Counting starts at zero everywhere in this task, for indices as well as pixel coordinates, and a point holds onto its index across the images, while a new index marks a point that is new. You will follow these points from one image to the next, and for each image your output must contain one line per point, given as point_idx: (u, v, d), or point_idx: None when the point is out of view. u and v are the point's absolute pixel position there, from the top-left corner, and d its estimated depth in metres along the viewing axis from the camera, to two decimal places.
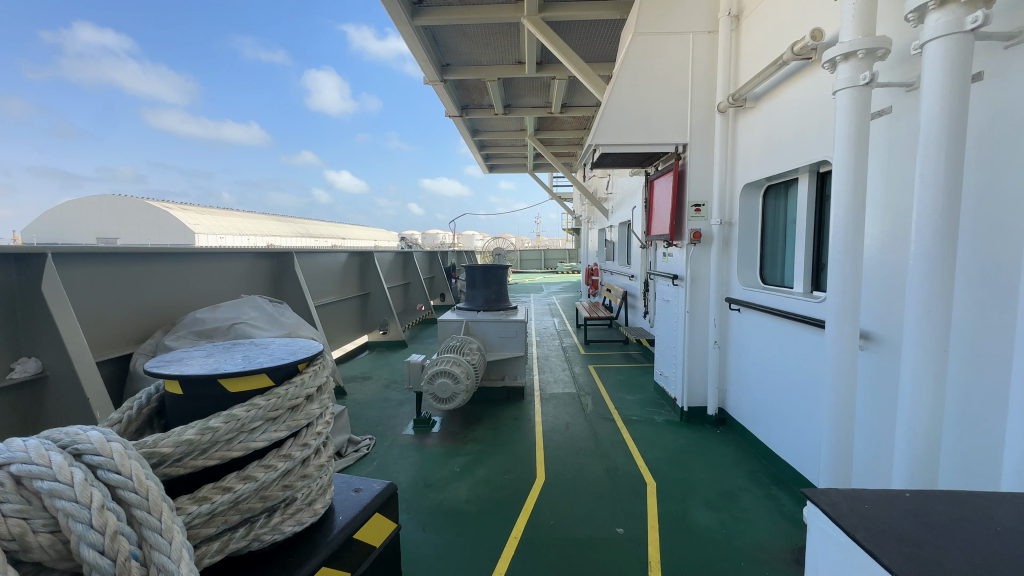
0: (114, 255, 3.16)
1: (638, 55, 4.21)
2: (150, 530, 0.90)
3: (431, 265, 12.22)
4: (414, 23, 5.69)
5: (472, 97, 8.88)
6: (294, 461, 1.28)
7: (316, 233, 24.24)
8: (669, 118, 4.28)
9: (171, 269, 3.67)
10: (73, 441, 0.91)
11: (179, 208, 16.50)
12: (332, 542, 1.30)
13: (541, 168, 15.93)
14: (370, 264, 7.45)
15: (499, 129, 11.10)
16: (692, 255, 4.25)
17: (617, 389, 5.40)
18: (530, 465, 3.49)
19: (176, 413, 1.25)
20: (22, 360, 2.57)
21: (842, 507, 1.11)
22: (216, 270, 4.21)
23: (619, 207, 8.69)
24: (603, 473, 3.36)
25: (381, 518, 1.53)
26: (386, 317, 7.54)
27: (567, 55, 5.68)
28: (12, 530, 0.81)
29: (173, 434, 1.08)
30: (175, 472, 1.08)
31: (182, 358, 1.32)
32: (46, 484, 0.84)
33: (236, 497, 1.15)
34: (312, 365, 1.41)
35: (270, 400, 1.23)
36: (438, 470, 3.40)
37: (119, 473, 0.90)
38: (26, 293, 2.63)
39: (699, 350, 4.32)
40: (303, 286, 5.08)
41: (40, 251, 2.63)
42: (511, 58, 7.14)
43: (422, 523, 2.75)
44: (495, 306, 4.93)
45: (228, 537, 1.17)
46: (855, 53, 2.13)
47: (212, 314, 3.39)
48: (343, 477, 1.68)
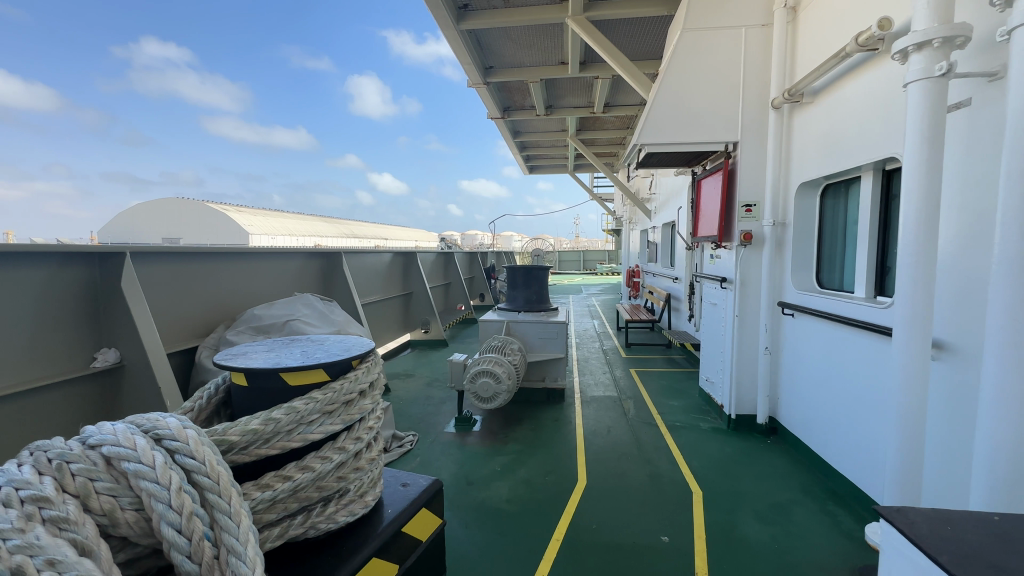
0: (182, 254, 3.38)
1: (687, 52, 4.10)
2: (221, 512, 0.95)
3: (471, 265, 12.38)
4: (459, 27, 5.79)
5: (514, 99, 8.92)
6: (348, 454, 1.33)
7: (360, 233, 25.04)
8: (719, 115, 4.14)
9: (231, 267, 3.88)
10: (154, 427, 0.98)
11: (236, 210, 17.50)
12: (382, 534, 1.34)
13: (581, 168, 15.79)
14: (413, 264, 7.63)
15: (540, 130, 11.09)
16: (742, 256, 4.10)
17: (659, 393, 5.28)
18: (573, 468, 3.47)
19: (241, 404, 1.32)
20: (103, 350, 2.81)
21: (921, 528, 1.04)
22: (272, 268, 4.43)
23: (663, 207, 8.50)
24: (646, 479, 3.30)
25: (427, 513, 1.57)
26: (428, 316, 7.70)
27: (612, 53, 5.60)
28: (104, 506, 0.88)
29: (240, 423, 1.15)
30: (241, 459, 1.15)
31: (247, 352, 1.40)
32: (132, 465, 0.91)
33: (296, 486, 1.20)
34: (364, 362, 1.46)
35: (327, 394, 1.28)
36: (480, 468, 3.44)
37: (194, 458, 0.97)
38: (107, 288, 2.86)
39: (748, 355, 4.16)
40: (351, 285, 5.26)
41: (119, 250, 2.85)
42: (554, 59, 7.12)
43: (465, 520, 2.78)
44: (535, 306, 4.92)
45: (287, 524, 1.23)
46: (930, 42, 1.99)
47: (268, 311, 3.56)
48: (391, 471, 1.73)
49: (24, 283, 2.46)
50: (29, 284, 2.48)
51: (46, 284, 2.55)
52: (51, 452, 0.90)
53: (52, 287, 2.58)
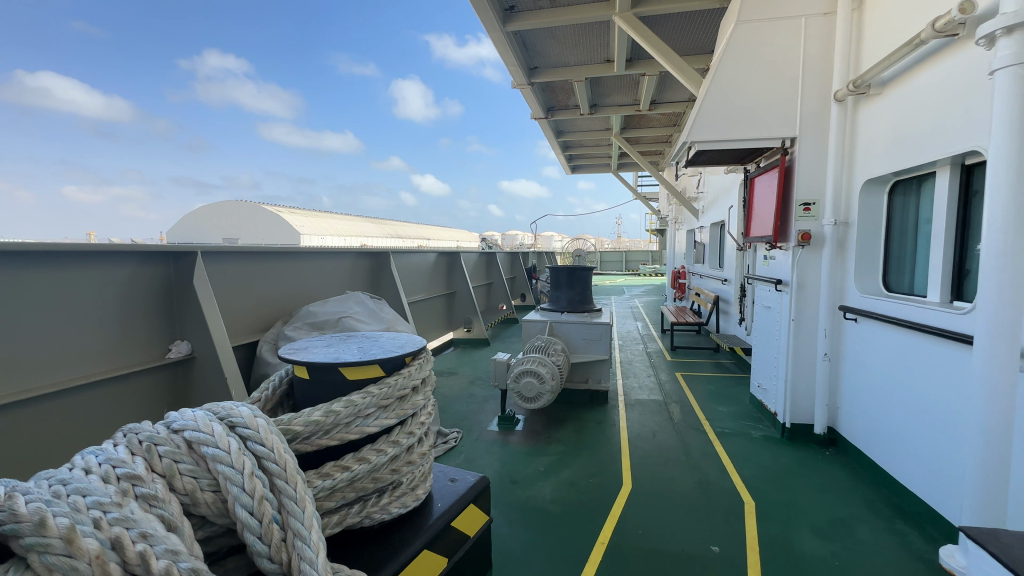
0: (245, 254, 3.59)
1: (741, 45, 3.95)
2: (288, 498, 1.01)
3: (513, 265, 12.43)
4: (505, 29, 5.84)
5: (558, 99, 8.89)
6: (401, 447, 1.37)
7: (404, 234, 25.69)
8: (776, 110, 3.96)
9: (289, 266, 4.09)
10: (228, 415, 1.05)
11: (289, 211, 18.38)
12: (432, 528, 1.38)
13: (625, 168, 15.49)
14: (457, 264, 7.76)
15: (584, 129, 11.00)
16: (800, 257, 3.90)
17: (707, 399, 5.11)
18: (618, 471, 3.42)
19: (303, 395, 1.39)
20: (177, 342, 3.04)
21: (1017, 555, 0.97)
22: (325, 267, 4.62)
23: (712, 206, 8.22)
24: (695, 487, 3.20)
25: (475, 509, 1.59)
26: (470, 315, 7.81)
27: (661, 49, 5.47)
28: (187, 486, 0.95)
29: (304, 414, 1.21)
30: (304, 448, 1.21)
31: (309, 347, 1.47)
32: (210, 449, 0.97)
33: (353, 476, 1.26)
34: (417, 358, 1.50)
35: (383, 389, 1.32)
36: (523, 468, 3.45)
37: (264, 445, 1.03)
38: (179, 285, 3.08)
39: (805, 361, 3.96)
40: (398, 284, 5.41)
41: (191, 250, 3.06)
42: (600, 57, 7.03)
43: (510, 519, 2.81)
44: (579, 307, 4.88)
45: (345, 512, 1.29)
46: (1021, 25, 1.83)
47: (323, 308, 3.72)
48: (440, 466, 1.76)
49: (110, 280, 2.69)
50: (114, 281, 2.71)
51: (129, 281, 2.79)
52: (142, 434, 0.98)
53: (133, 283, 2.82)
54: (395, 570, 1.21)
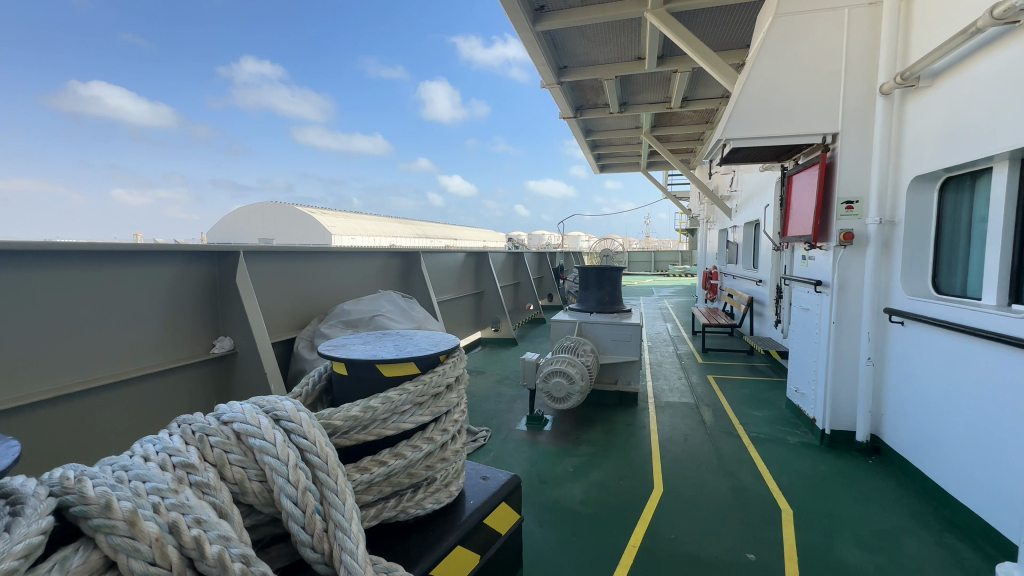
0: (284, 253, 3.71)
1: (779, 39, 3.83)
2: (329, 490, 1.04)
3: (540, 265, 12.42)
4: (535, 29, 5.85)
5: (588, 98, 8.84)
6: (435, 444, 1.39)
7: (432, 234, 26.00)
8: (816, 104, 3.83)
9: (323, 266, 4.21)
10: (273, 408, 1.09)
11: (322, 212, 18.87)
12: (465, 524, 1.40)
13: (654, 166, 15.25)
14: (485, 263, 7.81)
15: (612, 128, 10.89)
16: (841, 257, 3.76)
17: (741, 402, 4.97)
18: (648, 474, 3.37)
19: (341, 391, 1.42)
20: (221, 338, 3.18)
21: None
22: (358, 267, 4.73)
23: (746, 205, 7.99)
24: (729, 492, 3.12)
25: (507, 507, 1.60)
26: (498, 315, 7.84)
27: (694, 44, 5.36)
28: (236, 476, 0.99)
29: (343, 409, 1.24)
30: (343, 442, 1.24)
31: (346, 344, 1.51)
32: (257, 440, 1.01)
33: (390, 470, 1.29)
34: (451, 357, 1.51)
35: (418, 386, 1.34)
36: (552, 468, 3.45)
37: (307, 438, 1.06)
38: (223, 283, 3.21)
39: (846, 365, 3.81)
40: (428, 284, 5.49)
41: (234, 250, 3.19)
42: (630, 55, 6.94)
43: (540, 519, 2.81)
44: (608, 307, 4.83)
45: (381, 506, 1.32)
46: None
47: (356, 306, 3.81)
48: (472, 464, 1.78)
49: (160, 278, 2.84)
50: (163, 279, 2.85)
51: (176, 279, 2.94)
52: (195, 425, 1.03)
53: (180, 281, 2.96)
54: (429, 565, 1.24)
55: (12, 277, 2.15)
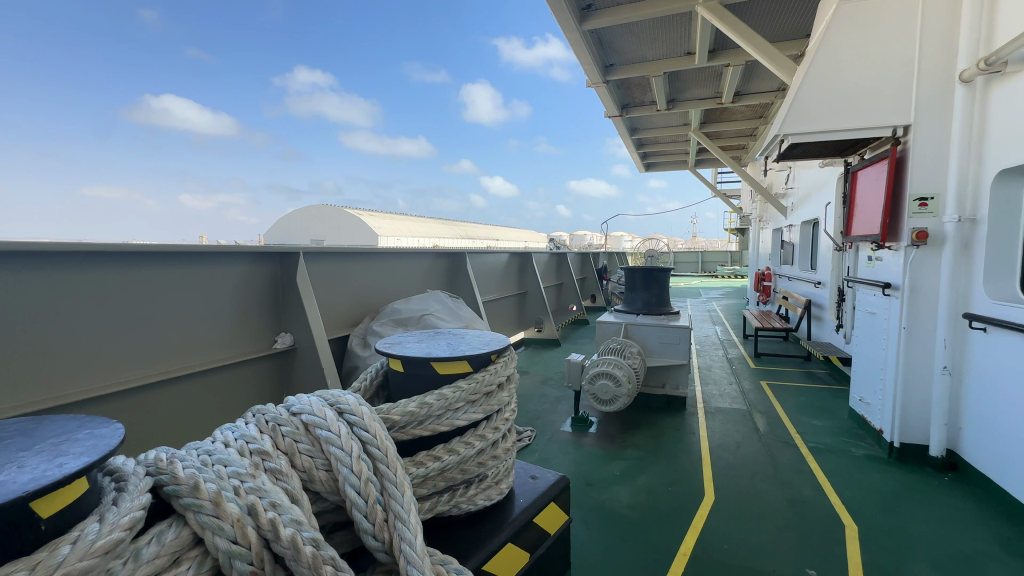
0: (339, 255, 3.88)
1: (844, 27, 3.63)
2: (389, 481, 1.08)
3: (583, 266, 12.32)
4: (581, 28, 5.82)
5: (634, 95, 8.69)
6: (487, 442, 1.41)
7: (475, 235, 26.33)
8: (885, 95, 3.59)
9: (375, 267, 4.36)
10: (337, 402, 1.14)
11: (370, 214, 19.54)
12: (515, 522, 1.41)
13: (702, 164, 14.77)
14: (529, 264, 7.84)
15: (659, 125, 10.65)
16: (913, 258, 3.51)
17: (798, 411, 4.73)
18: (698, 481, 3.27)
19: (397, 387, 1.47)
20: (282, 334, 3.37)
21: None
22: (406, 267, 4.87)
23: (803, 203, 7.59)
24: (786, 504, 2.98)
25: (556, 508, 1.60)
26: (541, 316, 7.85)
27: (749, 37, 5.15)
28: (305, 464, 1.05)
29: (400, 404, 1.29)
30: (401, 436, 1.29)
31: (402, 342, 1.56)
32: (324, 432, 1.07)
33: (444, 465, 1.32)
34: (502, 356, 1.53)
35: (471, 384, 1.37)
36: (598, 470, 3.41)
37: (368, 431, 1.11)
38: (284, 282, 3.41)
39: (919, 374, 3.54)
40: (473, 284, 5.57)
41: (294, 251, 3.38)
42: (679, 51, 6.77)
43: (586, 521, 2.80)
44: (655, 309, 4.74)
45: (436, 500, 1.36)
46: None
47: (406, 305, 3.93)
48: (521, 463, 1.79)
49: (229, 278, 3.05)
50: (232, 279, 3.07)
51: (243, 279, 3.14)
52: (268, 415, 1.10)
53: (246, 281, 3.16)
54: (480, 561, 1.26)
55: (101, 276, 2.37)
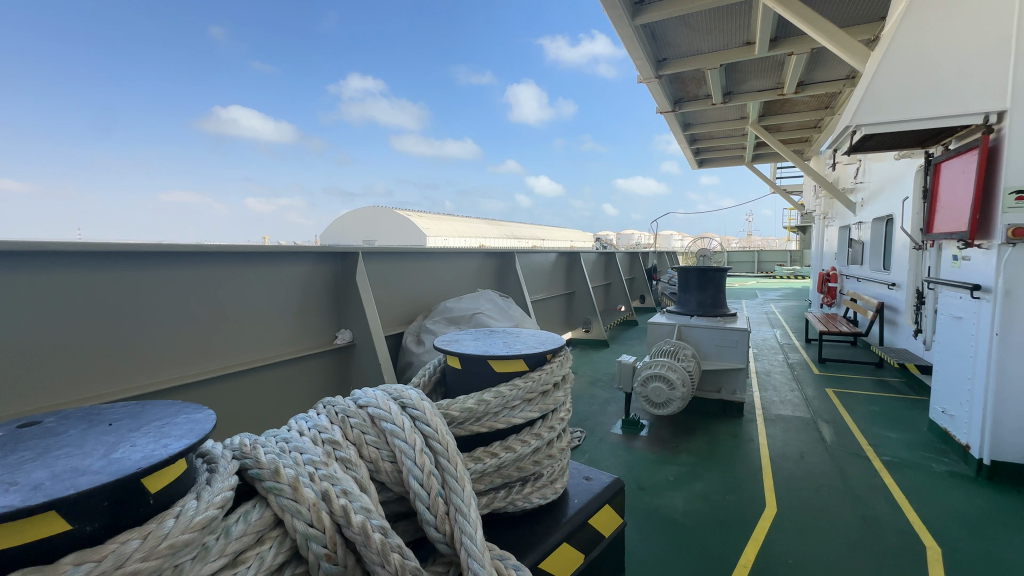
0: (394, 254, 4.01)
1: (926, 9, 3.38)
2: (449, 475, 1.11)
3: (632, 266, 12.08)
4: (634, 23, 5.71)
5: (687, 90, 8.42)
6: (543, 440, 1.42)
7: (521, 235, 26.41)
8: (975, 79, 3.27)
9: (427, 266, 4.48)
10: (400, 396, 1.19)
11: (419, 215, 20.07)
12: (569, 522, 1.41)
13: (760, 159, 14.07)
14: (577, 264, 7.78)
15: (713, 120, 10.26)
16: (1007, 257, 3.19)
17: (869, 421, 4.42)
18: (759, 491, 3.13)
19: (454, 383, 1.50)
20: (342, 331, 3.53)
21: None
22: (457, 267, 4.97)
23: (876, 198, 7.07)
24: (858, 521, 2.79)
25: (611, 510, 1.58)
26: (589, 316, 7.76)
27: (816, 23, 4.86)
28: (372, 455, 1.10)
29: (459, 401, 1.32)
30: (459, 432, 1.32)
31: (459, 340, 1.59)
32: (389, 424, 1.11)
33: (501, 462, 1.34)
34: (557, 355, 1.52)
35: (527, 383, 1.38)
36: (651, 475, 3.34)
37: (430, 425, 1.14)
38: (345, 281, 3.57)
39: (1014, 385, 3.21)
40: (522, 283, 5.60)
41: (354, 251, 3.53)
42: (738, 41, 6.48)
43: (640, 526, 2.74)
44: (710, 311, 4.58)
45: (493, 496, 1.38)
46: None
47: (458, 304, 4.02)
48: (574, 463, 1.79)
49: (294, 276, 3.24)
50: (297, 277, 3.26)
51: (307, 277, 3.33)
52: (338, 406, 1.16)
53: (309, 279, 3.34)
54: (536, 559, 1.27)
55: (183, 274, 2.59)
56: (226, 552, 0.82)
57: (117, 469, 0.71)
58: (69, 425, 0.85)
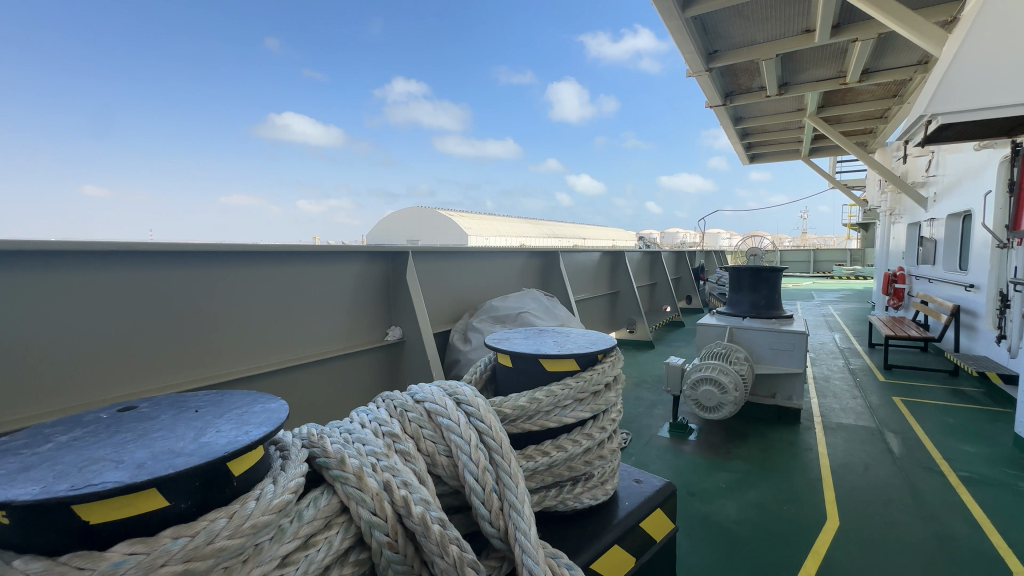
0: (441, 254, 4.10)
1: None
2: (503, 471, 1.12)
3: (678, 265, 11.74)
4: (684, 15, 5.55)
5: (740, 82, 8.09)
6: (594, 441, 1.41)
7: (562, 234, 26.23)
8: None
9: (473, 265, 4.54)
10: (455, 392, 1.21)
11: (462, 215, 20.33)
12: (620, 525, 1.40)
13: (818, 153, 13.32)
14: (622, 263, 7.65)
15: (767, 112, 9.80)
16: None
17: (943, 433, 4.09)
18: (819, 502, 2.97)
19: (505, 381, 1.52)
20: (392, 328, 3.65)
21: None
22: (502, 266, 5.01)
23: (951, 193, 6.54)
24: (932, 540, 2.59)
25: (663, 514, 1.55)
26: (634, 316, 7.62)
27: (886, 6, 4.55)
28: (429, 448, 1.13)
29: (511, 398, 1.34)
30: (512, 429, 1.33)
31: (510, 339, 1.60)
32: (445, 419, 1.14)
33: (552, 461, 1.34)
34: (608, 356, 1.51)
35: (579, 382, 1.38)
36: (702, 481, 3.24)
37: (484, 422, 1.16)
38: (396, 280, 3.68)
39: None
40: (566, 283, 5.57)
41: (404, 251, 3.64)
42: (796, 29, 6.16)
43: (690, 533, 2.67)
44: (764, 312, 4.39)
45: (543, 494, 1.39)
46: None
47: (504, 303, 4.05)
48: (624, 465, 1.76)
49: (349, 275, 3.37)
50: (351, 275, 3.39)
51: (360, 275, 3.46)
52: (396, 400, 1.20)
53: (362, 278, 3.47)
54: (588, 559, 1.27)
55: (248, 272, 2.76)
56: (299, 534, 0.87)
57: (206, 452, 0.77)
58: (161, 411, 0.92)
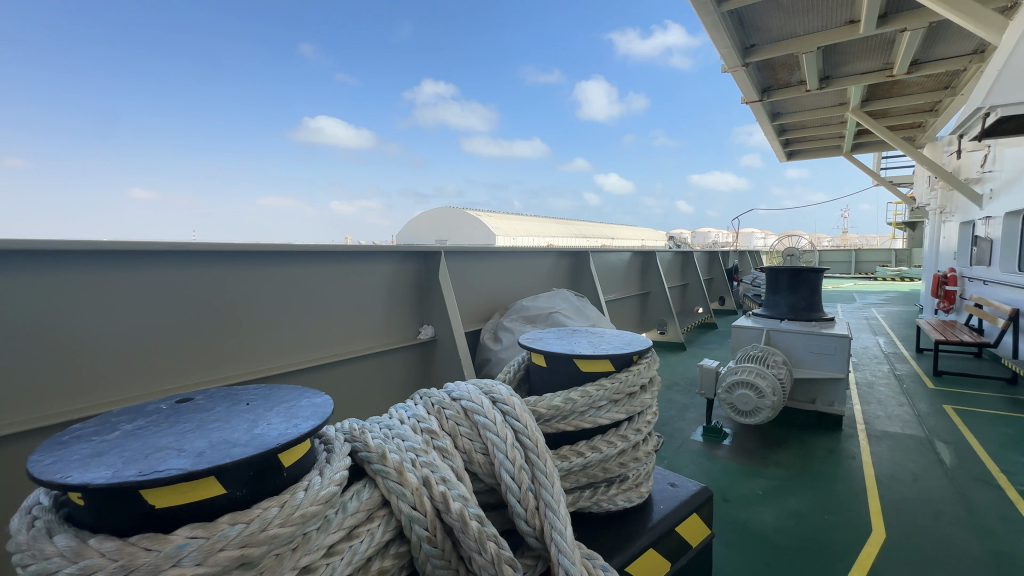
0: (472, 254, 4.13)
1: None
2: (539, 470, 1.13)
3: (711, 266, 11.46)
4: (720, 9, 5.43)
5: (778, 77, 7.84)
6: (629, 442, 1.40)
7: (591, 234, 26.00)
8: None
9: (503, 265, 4.56)
10: (491, 391, 1.22)
11: (490, 215, 20.43)
12: (655, 528, 1.38)
13: (861, 149, 12.75)
14: (654, 263, 7.53)
15: (807, 107, 9.46)
16: None
17: (999, 445, 3.86)
18: (862, 513, 2.85)
19: (539, 380, 1.52)
20: (425, 326, 3.70)
21: None
22: (532, 266, 5.01)
23: (1010, 189, 6.15)
24: (986, 556, 2.46)
25: (699, 520, 1.52)
26: (666, 317, 7.48)
27: None
28: (466, 445, 1.14)
29: (546, 398, 1.34)
30: (546, 429, 1.34)
31: (544, 338, 1.61)
32: (481, 417, 1.15)
33: (587, 461, 1.34)
34: (643, 357, 1.49)
35: (614, 383, 1.37)
36: (736, 487, 3.16)
37: (520, 421, 1.17)
38: (428, 279, 3.74)
39: None
40: (597, 283, 5.52)
41: (436, 251, 3.69)
42: (839, 21, 5.92)
43: (726, 540, 2.61)
44: (803, 314, 4.24)
45: (577, 494, 1.39)
46: None
47: (534, 303, 4.05)
48: (659, 469, 1.74)
49: (383, 274, 3.45)
50: (386, 275, 3.47)
51: (394, 275, 3.54)
52: (434, 398, 1.22)
53: (396, 277, 3.54)
54: (623, 562, 1.26)
55: (288, 271, 2.87)
56: (344, 525, 0.90)
57: (259, 443, 0.80)
58: (216, 403, 0.97)
